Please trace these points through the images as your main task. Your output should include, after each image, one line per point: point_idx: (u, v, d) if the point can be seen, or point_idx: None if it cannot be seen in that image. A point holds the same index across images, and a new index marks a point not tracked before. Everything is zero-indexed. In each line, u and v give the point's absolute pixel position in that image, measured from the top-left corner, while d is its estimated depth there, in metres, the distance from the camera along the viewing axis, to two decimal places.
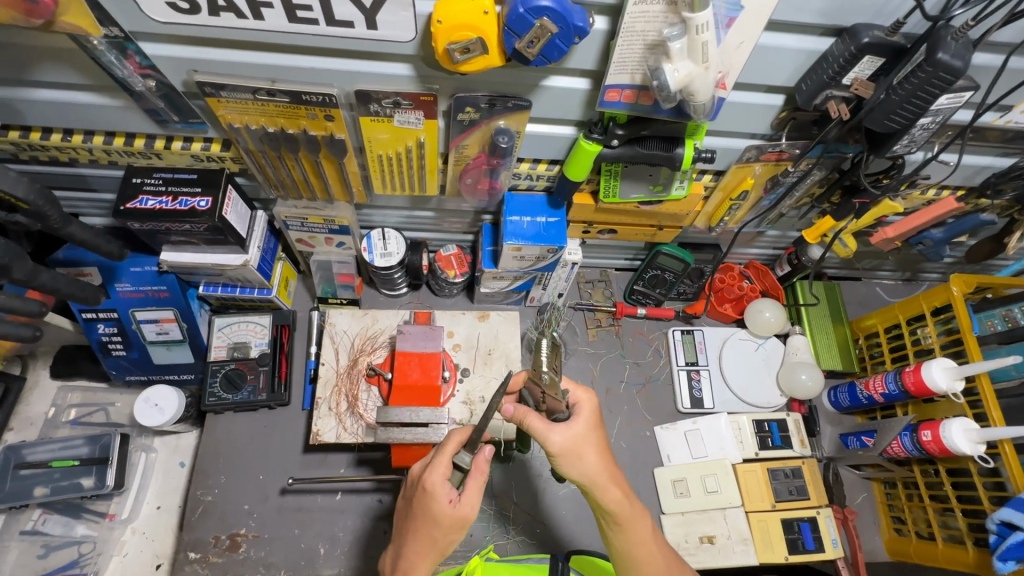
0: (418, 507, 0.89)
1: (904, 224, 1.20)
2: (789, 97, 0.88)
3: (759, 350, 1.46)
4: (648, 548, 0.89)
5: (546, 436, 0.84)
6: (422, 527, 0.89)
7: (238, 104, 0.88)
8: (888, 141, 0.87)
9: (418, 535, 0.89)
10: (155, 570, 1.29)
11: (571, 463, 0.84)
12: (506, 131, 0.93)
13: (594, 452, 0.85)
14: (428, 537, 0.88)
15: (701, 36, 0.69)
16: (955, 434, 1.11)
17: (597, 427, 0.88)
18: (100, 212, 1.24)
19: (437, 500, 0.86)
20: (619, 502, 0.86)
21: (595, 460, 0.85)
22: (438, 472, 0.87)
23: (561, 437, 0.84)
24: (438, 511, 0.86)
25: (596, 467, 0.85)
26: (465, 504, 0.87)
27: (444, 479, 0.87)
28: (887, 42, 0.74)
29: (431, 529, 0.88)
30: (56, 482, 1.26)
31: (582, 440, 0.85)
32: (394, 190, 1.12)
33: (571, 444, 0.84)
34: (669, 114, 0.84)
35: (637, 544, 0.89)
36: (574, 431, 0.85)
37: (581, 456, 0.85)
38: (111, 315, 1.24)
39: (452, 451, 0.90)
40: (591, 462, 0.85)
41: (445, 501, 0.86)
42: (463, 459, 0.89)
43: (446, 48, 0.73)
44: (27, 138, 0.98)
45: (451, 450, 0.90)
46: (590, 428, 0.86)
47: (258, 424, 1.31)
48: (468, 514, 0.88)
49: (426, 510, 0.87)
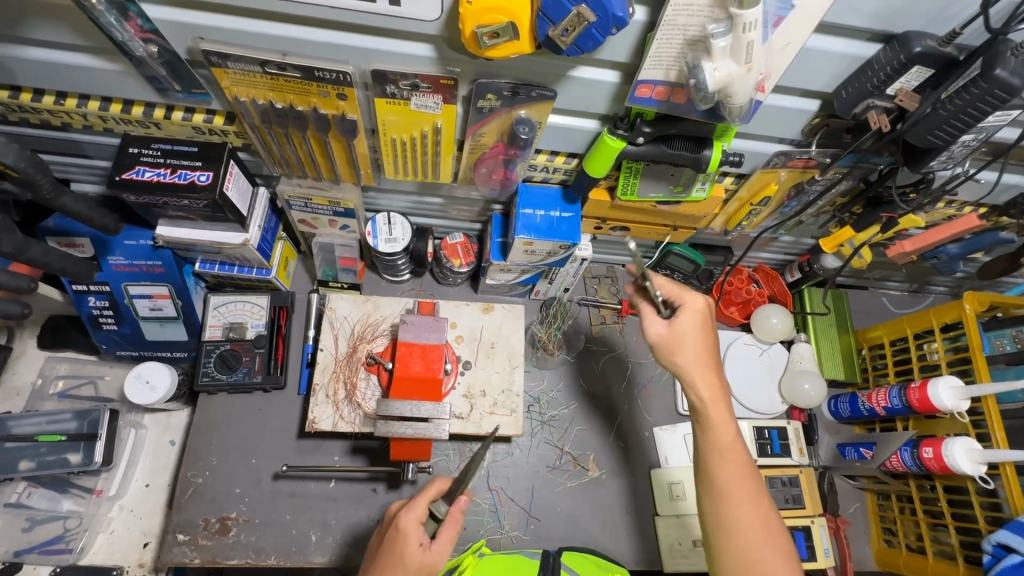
0: (388, 549, 0.86)
1: (922, 237, 1.17)
2: (825, 103, 0.84)
3: (763, 356, 1.44)
4: (737, 456, 0.88)
5: (646, 325, 0.96)
6: (384, 571, 0.85)
7: (243, 76, 0.83)
8: (925, 156, 0.84)
9: (378, 574, 0.86)
10: (142, 548, 1.27)
11: (670, 357, 0.93)
12: (527, 121, 0.89)
13: (700, 343, 0.92)
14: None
15: (747, 35, 0.65)
16: (957, 453, 1.11)
17: (705, 327, 0.94)
18: (92, 180, 1.18)
19: (407, 543, 0.85)
20: (716, 399, 0.90)
21: (694, 355, 0.92)
22: (411, 514, 0.88)
23: (662, 328, 0.94)
24: (407, 553, 0.85)
25: (696, 357, 0.92)
26: (432, 554, 0.86)
27: (418, 521, 0.87)
28: (939, 52, 0.70)
29: (396, 573, 0.84)
30: (42, 457, 1.22)
31: (680, 331, 0.93)
32: (405, 176, 1.08)
33: (668, 337, 0.93)
34: (702, 114, 0.80)
35: (722, 446, 0.89)
36: (676, 322, 0.93)
37: (681, 347, 0.93)
38: (103, 289, 1.20)
39: (433, 495, 0.91)
40: (693, 356, 0.92)
41: (417, 544, 0.85)
42: (439, 509, 0.88)
43: (474, 30, 0.67)
44: (18, 100, 0.92)
45: (429, 494, 0.90)
46: (689, 323, 0.93)
47: (252, 407, 1.28)
48: (436, 564, 0.86)
49: (393, 551, 0.86)
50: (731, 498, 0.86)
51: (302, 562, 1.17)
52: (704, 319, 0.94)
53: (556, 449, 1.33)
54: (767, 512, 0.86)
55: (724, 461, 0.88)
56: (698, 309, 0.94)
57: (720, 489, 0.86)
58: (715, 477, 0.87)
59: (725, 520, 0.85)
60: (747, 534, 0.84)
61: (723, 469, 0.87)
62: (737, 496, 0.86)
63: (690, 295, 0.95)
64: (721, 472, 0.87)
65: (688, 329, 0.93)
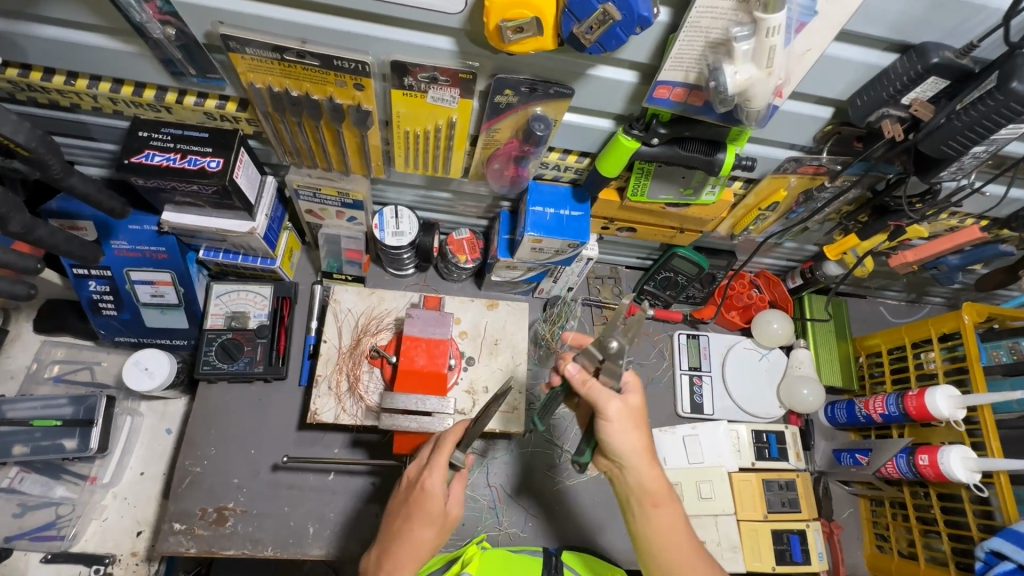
0: (413, 508, 0.89)
1: (925, 247, 1.18)
2: (839, 111, 0.85)
3: (763, 360, 1.45)
4: (682, 547, 0.89)
5: (602, 403, 0.87)
6: (412, 531, 0.88)
7: (261, 63, 0.82)
8: (936, 167, 0.85)
9: (403, 537, 0.89)
10: (136, 537, 1.26)
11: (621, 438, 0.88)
12: (543, 118, 0.88)
13: (638, 441, 0.88)
14: (419, 538, 0.88)
15: (770, 40, 0.66)
16: (953, 462, 1.12)
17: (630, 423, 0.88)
18: (98, 163, 1.17)
19: (433, 501, 0.88)
20: (658, 492, 0.89)
21: (634, 451, 0.88)
22: (436, 477, 0.88)
23: (616, 406, 0.87)
24: (432, 510, 0.88)
25: (636, 453, 0.88)
26: (454, 505, 0.92)
27: (443, 482, 0.88)
28: (956, 64, 0.71)
29: (424, 532, 0.89)
30: (37, 442, 1.21)
31: (630, 417, 0.88)
32: (415, 169, 1.08)
33: (620, 417, 0.87)
34: (718, 116, 0.81)
35: (660, 536, 0.89)
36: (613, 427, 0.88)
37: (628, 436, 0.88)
38: (105, 274, 1.19)
39: (450, 450, 0.89)
40: (639, 437, 0.89)
41: (442, 501, 0.88)
42: (458, 458, 0.88)
43: (498, 25, 0.67)
44: (27, 78, 0.91)
45: (447, 450, 0.89)
46: (623, 424, 0.87)
47: (252, 396, 1.27)
48: (458, 512, 0.92)
49: (421, 513, 0.88)
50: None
51: (299, 554, 1.17)
52: (639, 409, 0.90)
53: (556, 447, 1.32)
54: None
55: (665, 548, 0.89)
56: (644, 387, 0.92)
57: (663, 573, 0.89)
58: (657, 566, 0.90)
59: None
60: None
61: (668, 559, 0.89)
62: None
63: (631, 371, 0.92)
64: (665, 560, 0.89)
65: (624, 437, 0.88)
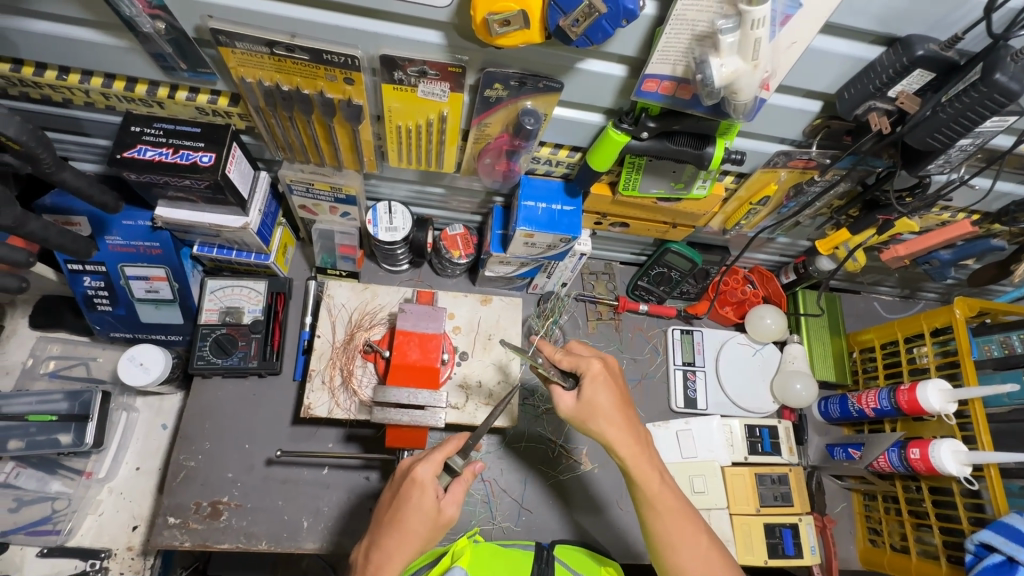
0: (403, 501, 0.89)
1: (916, 242, 1.19)
2: (827, 105, 0.86)
3: (756, 355, 1.46)
4: (668, 505, 0.92)
5: (557, 403, 0.95)
6: (402, 524, 0.88)
7: (251, 57, 0.82)
8: (924, 159, 0.86)
9: (395, 528, 0.88)
10: (131, 531, 1.27)
11: (585, 426, 0.94)
12: (533, 112, 0.89)
13: (606, 402, 0.92)
14: (405, 529, 0.88)
15: (755, 33, 0.66)
16: (944, 454, 1.13)
17: (603, 388, 0.93)
18: (92, 158, 1.17)
19: (423, 494, 0.88)
20: (635, 457, 0.92)
21: (605, 414, 0.92)
22: (428, 468, 0.90)
23: (572, 401, 0.94)
24: (422, 505, 0.88)
25: (610, 417, 0.92)
26: (447, 508, 0.90)
27: (434, 475, 0.90)
28: (940, 57, 0.72)
29: (413, 524, 0.88)
30: (32, 437, 1.21)
31: (588, 401, 0.92)
32: (407, 164, 1.08)
33: (578, 409, 0.93)
34: (706, 110, 0.81)
35: (649, 500, 0.92)
36: (582, 394, 0.93)
37: (593, 416, 0.92)
38: (99, 269, 1.19)
39: (450, 452, 0.92)
40: (606, 403, 0.92)
41: (432, 496, 0.89)
42: (456, 463, 0.93)
43: (485, 18, 0.68)
44: (19, 73, 0.91)
45: (448, 450, 0.92)
46: (586, 398, 0.92)
47: (247, 391, 1.28)
48: (451, 516, 0.91)
49: (410, 505, 0.88)
50: (675, 542, 0.90)
51: (293, 548, 1.17)
52: (602, 374, 0.94)
53: (550, 441, 1.32)
54: (699, 539, 0.91)
55: (657, 512, 0.92)
56: (601, 373, 0.94)
57: (663, 537, 0.91)
58: (653, 530, 0.92)
59: (662, 553, 0.91)
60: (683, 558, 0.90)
61: (657, 522, 0.92)
62: (679, 543, 0.91)
63: (586, 360, 0.95)
64: (657, 523, 0.92)
65: (594, 397, 0.92)
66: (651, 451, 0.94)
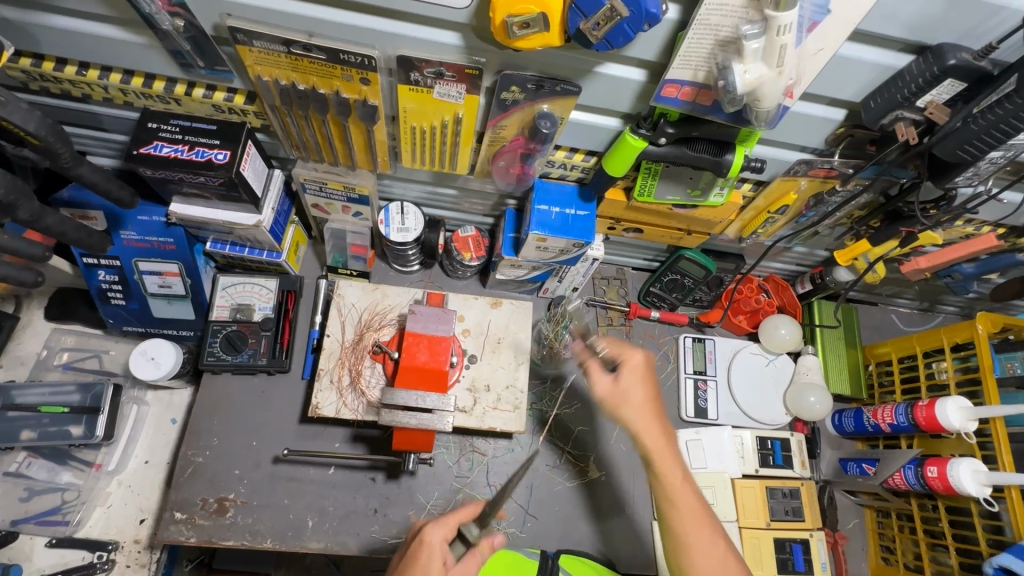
0: (410, 566, 0.83)
1: (937, 255, 1.17)
2: (852, 113, 0.84)
3: (769, 365, 1.43)
4: (688, 504, 0.86)
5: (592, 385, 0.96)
6: None
7: (268, 56, 0.82)
8: (952, 171, 0.84)
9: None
10: (139, 524, 1.28)
11: (616, 412, 0.93)
12: (550, 115, 0.88)
13: (639, 392, 0.93)
14: None
15: (780, 39, 0.65)
16: (963, 474, 1.09)
17: (642, 378, 0.94)
18: (109, 153, 1.18)
19: (430, 558, 0.83)
20: (661, 452, 0.88)
21: (637, 401, 0.92)
22: (439, 531, 0.86)
23: (607, 384, 0.94)
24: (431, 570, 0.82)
25: (640, 406, 0.92)
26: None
27: (444, 539, 0.86)
28: (973, 66, 0.69)
29: None
30: (44, 427, 1.22)
31: (624, 389, 0.93)
32: (421, 165, 1.07)
33: (613, 394, 0.93)
34: (727, 117, 0.80)
35: (668, 495, 0.87)
36: (619, 380, 0.94)
37: (625, 403, 0.92)
38: (113, 263, 1.20)
39: (464, 516, 0.89)
40: (642, 393, 0.93)
41: (439, 563, 0.83)
42: (471, 532, 0.85)
43: (504, 20, 0.67)
44: (40, 68, 0.92)
45: (461, 515, 0.89)
46: (624, 384, 0.94)
47: (256, 388, 1.28)
48: None
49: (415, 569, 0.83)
50: (692, 543, 0.85)
51: (298, 547, 1.17)
52: (642, 365, 0.95)
53: (557, 449, 1.32)
54: (714, 548, 0.85)
55: (678, 510, 0.86)
56: (641, 365, 0.95)
57: (680, 537, 0.86)
58: (669, 527, 0.87)
59: (678, 555, 0.86)
60: (700, 562, 0.85)
61: (674, 521, 0.87)
62: (696, 546, 0.85)
63: (629, 349, 0.96)
64: (674, 521, 0.86)
65: (632, 385, 0.93)
66: (677, 449, 0.90)
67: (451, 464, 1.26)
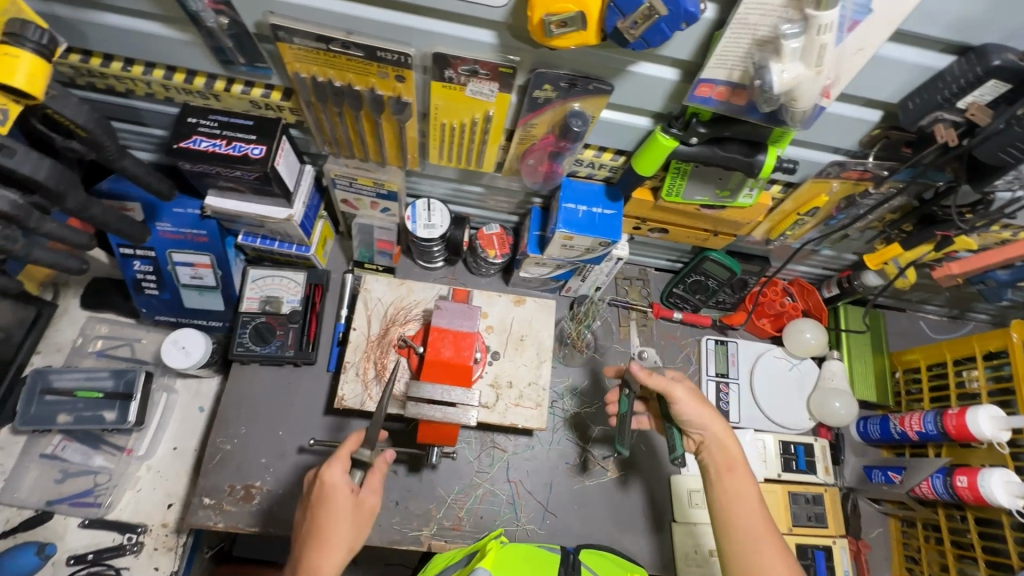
0: (323, 511, 0.88)
1: (971, 260, 1.14)
2: (888, 115, 0.83)
3: (793, 369, 1.41)
4: (750, 503, 0.91)
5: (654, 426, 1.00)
6: (329, 531, 0.87)
7: (307, 53, 0.84)
8: (991, 175, 0.82)
9: (326, 549, 0.87)
10: (166, 509, 1.31)
11: None
12: (581, 114, 0.88)
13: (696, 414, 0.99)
14: (328, 533, 0.87)
15: (820, 38, 0.64)
16: (994, 485, 1.07)
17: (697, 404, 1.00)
18: (148, 147, 1.22)
19: (339, 494, 0.89)
20: (729, 461, 0.95)
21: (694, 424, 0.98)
22: (337, 469, 0.91)
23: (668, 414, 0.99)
24: (343, 506, 0.89)
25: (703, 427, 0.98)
26: (369, 498, 0.93)
27: (344, 473, 0.91)
28: (1018, 67, 0.68)
29: (337, 526, 0.88)
30: (80, 411, 1.27)
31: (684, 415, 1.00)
32: (450, 162, 1.08)
33: None
34: (761, 117, 0.79)
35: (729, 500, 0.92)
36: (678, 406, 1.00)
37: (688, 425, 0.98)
38: (149, 254, 1.23)
39: (353, 448, 0.94)
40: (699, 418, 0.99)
41: (347, 491, 0.90)
42: (364, 455, 0.91)
43: (542, 18, 0.68)
44: (87, 64, 0.95)
45: (348, 447, 0.94)
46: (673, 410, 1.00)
47: (282, 378, 1.30)
48: (374, 503, 0.94)
49: (327, 508, 0.88)
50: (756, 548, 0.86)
51: None
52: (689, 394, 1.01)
53: (576, 446, 1.32)
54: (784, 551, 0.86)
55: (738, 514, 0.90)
56: (690, 392, 1.01)
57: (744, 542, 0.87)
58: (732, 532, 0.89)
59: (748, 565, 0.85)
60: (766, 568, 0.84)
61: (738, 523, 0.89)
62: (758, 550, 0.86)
63: (672, 384, 1.01)
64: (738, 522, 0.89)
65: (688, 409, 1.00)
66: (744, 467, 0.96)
67: (472, 458, 1.28)
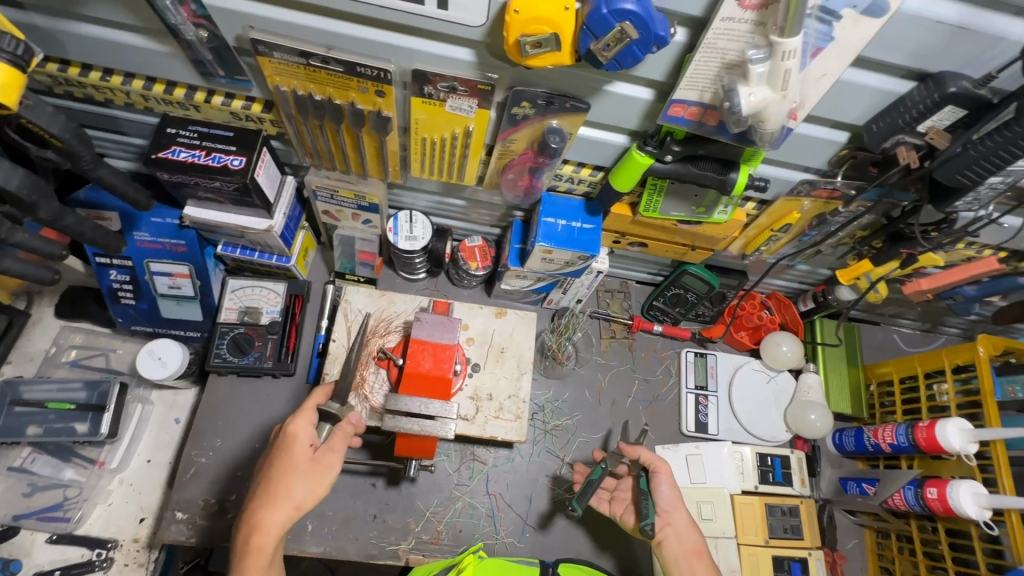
0: (277, 457, 0.91)
1: (939, 277, 1.16)
2: (855, 136, 0.85)
3: (770, 382, 1.43)
4: None
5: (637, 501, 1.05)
6: (280, 480, 0.89)
7: (287, 66, 0.84)
8: (952, 195, 0.85)
9: (274, 500, 0.89)
10: (139, 523, 1.28)
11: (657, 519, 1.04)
12: (559, 131, 0.89)
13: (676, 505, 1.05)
14: (277, 484, 0.89)
15: (785, 64, 0.66)
16: (963, 497, 1.09)
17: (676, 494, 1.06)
18: (127, 156, 1.21)
19: (297, 444, 0.92)
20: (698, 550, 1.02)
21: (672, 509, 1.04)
22: (302, 422, 0.94)
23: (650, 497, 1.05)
24: (297, 457, 0.91)
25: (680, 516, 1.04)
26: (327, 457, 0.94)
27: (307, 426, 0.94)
28: (973, 94, 0.71)
29: (285, 480, 0.89)
30: (50, 423, 1.24)
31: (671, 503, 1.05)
32: (430, 175, 1.10)
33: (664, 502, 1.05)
34: (732, 137, 0.82)
35: None
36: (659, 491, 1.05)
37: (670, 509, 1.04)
38: (125, 263, 1.22)
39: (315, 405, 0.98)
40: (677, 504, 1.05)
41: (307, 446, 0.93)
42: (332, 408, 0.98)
43: (517, 39, 0.69)
44: (65, 73, 0.95)
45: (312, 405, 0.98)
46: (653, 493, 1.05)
47: (260, 390, 1.29)
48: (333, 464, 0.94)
49: (283, 459, 0.91)
50: None
51: (295, 552, 1.15)
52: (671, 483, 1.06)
53: (556, 459, 1.32)
54: None
55: None
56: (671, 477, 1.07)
57: None
58: None
59: None
60: None
61: None
62: None
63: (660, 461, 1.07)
64: None
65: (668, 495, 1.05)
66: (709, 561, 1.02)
67: (451, 471, 1.27)
